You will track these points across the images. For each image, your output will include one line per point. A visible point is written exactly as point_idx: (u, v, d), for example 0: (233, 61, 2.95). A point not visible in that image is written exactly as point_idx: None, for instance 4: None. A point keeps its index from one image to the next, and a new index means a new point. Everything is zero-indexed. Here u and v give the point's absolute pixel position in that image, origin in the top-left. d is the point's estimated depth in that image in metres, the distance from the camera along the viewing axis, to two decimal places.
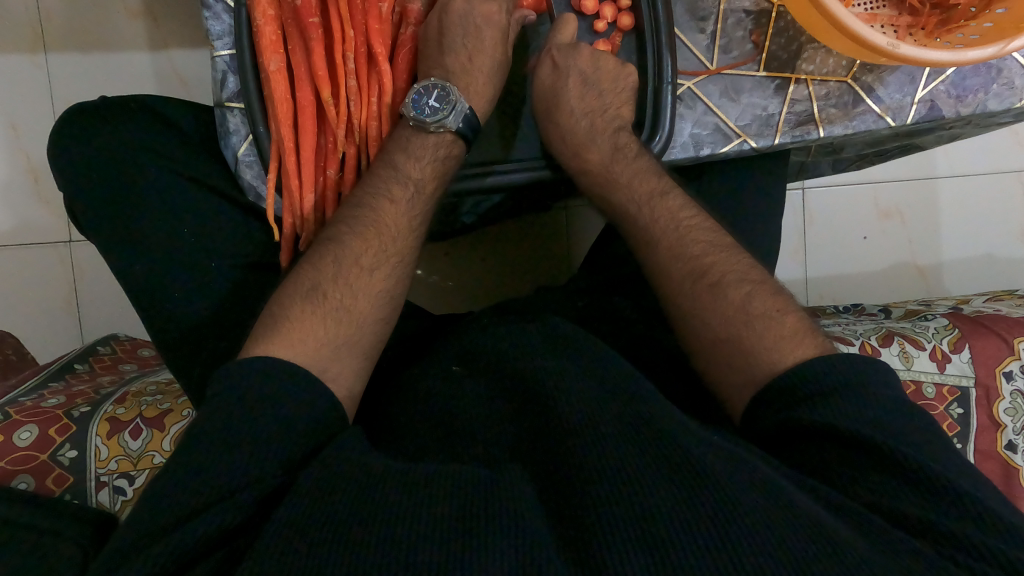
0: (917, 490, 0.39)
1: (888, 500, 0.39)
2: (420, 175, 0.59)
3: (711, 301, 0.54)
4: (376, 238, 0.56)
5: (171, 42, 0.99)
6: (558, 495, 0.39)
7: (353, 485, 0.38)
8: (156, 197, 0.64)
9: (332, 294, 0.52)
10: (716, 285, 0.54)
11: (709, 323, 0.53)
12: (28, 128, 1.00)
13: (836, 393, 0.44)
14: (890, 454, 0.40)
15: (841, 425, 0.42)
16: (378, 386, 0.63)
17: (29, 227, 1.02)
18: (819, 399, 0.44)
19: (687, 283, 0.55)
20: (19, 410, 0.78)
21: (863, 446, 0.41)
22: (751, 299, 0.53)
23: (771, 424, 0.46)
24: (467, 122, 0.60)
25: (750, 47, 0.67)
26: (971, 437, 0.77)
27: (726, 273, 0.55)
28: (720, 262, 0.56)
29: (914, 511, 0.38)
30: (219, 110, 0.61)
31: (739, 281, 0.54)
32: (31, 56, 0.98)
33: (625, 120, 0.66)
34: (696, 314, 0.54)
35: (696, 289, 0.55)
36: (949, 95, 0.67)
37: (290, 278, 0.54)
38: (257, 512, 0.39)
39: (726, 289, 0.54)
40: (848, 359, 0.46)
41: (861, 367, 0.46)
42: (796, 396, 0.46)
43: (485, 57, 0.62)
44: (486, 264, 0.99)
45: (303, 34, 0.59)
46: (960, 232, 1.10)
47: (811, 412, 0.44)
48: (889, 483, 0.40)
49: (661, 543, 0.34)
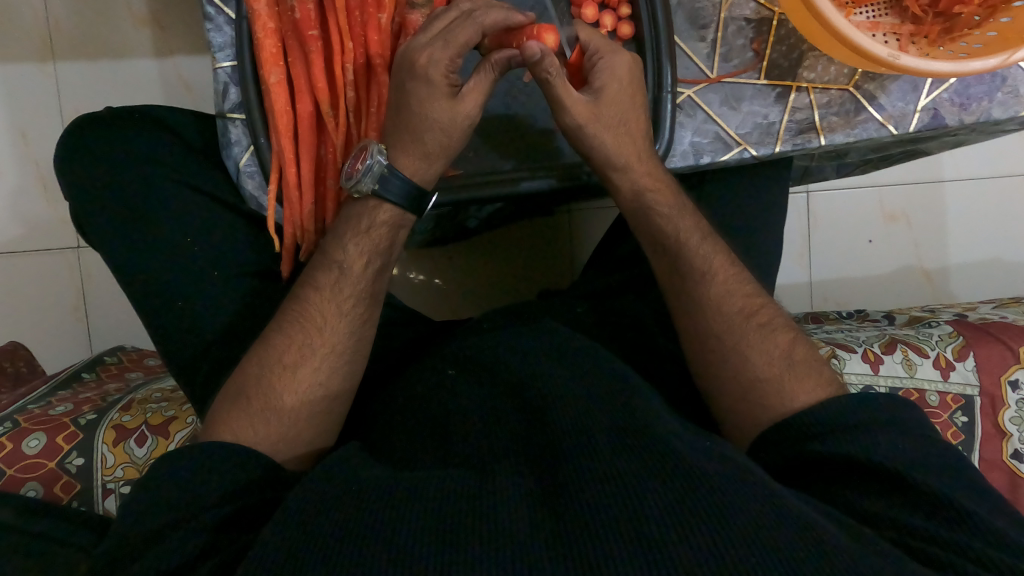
0: (933, 512, 0.43)
1: (902, 520, 0.43)
2: (345, 255, 0.57)
3: (760, 338, 0.55)
4: (301, 331, 0.55)
5: (177, 49, 1.00)
6: (548, 496, 0.39)
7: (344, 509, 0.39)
8: (157, 207, 0.65)
9: (255, 397, 0.53)
10: (765, 327, 0.56)
11: (750, 361, 0.54)
12: (38, 135, 1.01)
13: (849, 430, 0.47)
14: (909, 483, 0.44)
15: (870, 457, 0.45)
16: (368, 394, 0.65)
17: (40, 234, 1.04)
18: (841, 433, 0.47)
19: (739, 320, 0.56)
20: (28, 417, 0.79)
21: (889, 476, 0.44)
22: (795, 344, 0.56)
23: (789, 454, 0.48)
24: (391, 185, 0.56)
25: (750, 55, 0.66)
26: (976, 446, 0.76)
27: (773, 317, 0.57)
28: (767, 307, 0.58)
29: (923, 528, 0.42)
30: (221, 121, 0.62)
31: (787, 326, 0.57)
32: (40, 65, 0.99)
33: (627, 145, 0.59)
34: (737, 349, 0.55)
35: (746, 329, 0.56)
36: (952, 104, 0.67)
37: (230, 379, 0.56)
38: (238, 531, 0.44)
39: (775, 331, 0.56)
40: (869, 402, 0.49)
41: (877, 402, 0.49)
42: (802, 435, 0.48)
43: (427, 119, 0.55)
44: (490, 269, 0.99)
45: (302, 47, 0.59)
46: (967, 236, 1.09)
47: (830, 447, 0.46)
48: (906, 509, 0.43)
49: (655, 539, 0.35)
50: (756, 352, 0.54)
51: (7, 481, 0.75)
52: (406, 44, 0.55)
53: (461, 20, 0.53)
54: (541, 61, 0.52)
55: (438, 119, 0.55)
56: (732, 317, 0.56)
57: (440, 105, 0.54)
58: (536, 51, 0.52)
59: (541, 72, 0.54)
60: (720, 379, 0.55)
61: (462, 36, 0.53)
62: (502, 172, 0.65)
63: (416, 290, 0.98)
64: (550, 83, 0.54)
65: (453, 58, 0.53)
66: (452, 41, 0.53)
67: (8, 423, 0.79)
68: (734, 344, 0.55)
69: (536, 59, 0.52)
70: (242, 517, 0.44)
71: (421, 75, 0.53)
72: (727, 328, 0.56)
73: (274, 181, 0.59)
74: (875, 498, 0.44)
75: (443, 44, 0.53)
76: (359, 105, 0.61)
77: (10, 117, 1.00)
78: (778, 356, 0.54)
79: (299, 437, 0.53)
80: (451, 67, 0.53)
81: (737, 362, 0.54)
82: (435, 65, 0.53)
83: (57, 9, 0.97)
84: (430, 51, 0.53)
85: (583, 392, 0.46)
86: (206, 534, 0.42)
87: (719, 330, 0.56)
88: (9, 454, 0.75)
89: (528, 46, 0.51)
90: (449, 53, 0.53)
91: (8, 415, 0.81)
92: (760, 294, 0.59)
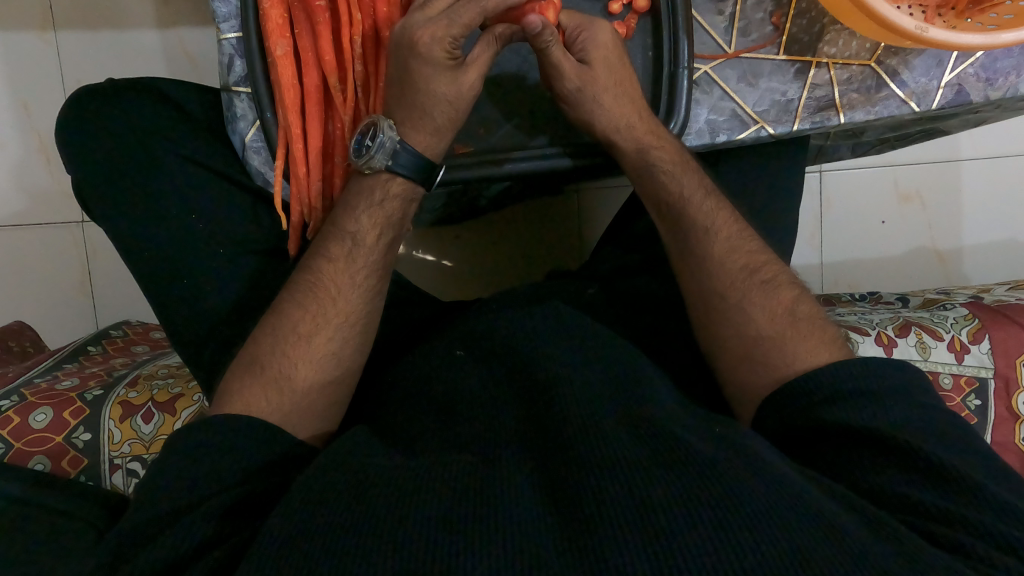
0: (940, 488, 0.41)
1: (908, 492, 0.41)
2: (357, 226, 0.56)
3: (768, 300, 0.54)
4: (314, 302, 0.54)
5: (180, 20, 0.97)
6: (554, 482, 0.39)
7: (346, 497, 0.38)
8: (160, 181, 0.64)
9: (271, 365, 0.52)
10: (767, 283, 0.55)
11: (758, 328, 0.53)
12: (40, 107, 0.99)
13: (852, 397, 0.46)
14: (917, 457, 0.42)
15: (878, 429, 0.43)
16: (375, 369, 0.65)
17: (42, 208, 1.03)
18: (852, 399, 0.46)
19: (742, 276, 0.55)
20: (35, 391, 0.79)
21: (897, 449, 0.43)
22: (799, 301, 0.54)
23: (792, 424, 0.47)
24: (402, 159, 0.55)
25: (770, 29, 0.64)
26: (989, 429, 0.76)
27: (778, 273, 0.56)
28: (771, 264, 0.57)
29: (930, 501, 0.41)
30: (226, 94, 0.61)
31: (789, 282, 0.56)
32: (41, 34, 0.97)
33: (628, 123, 0.60)
34: (740, 306, 0.54)
35: (748, 285, 0.55)
36: (978, 79, 0.65)
37: (242, 350, 0.55)
38: (237, 520, 0.42)
39: (778, 287, 0.55)
40: (880, 365, 0.47)
41: (882, 365, 0.47)
42: (805, 406, 0.47)
43: (433, 94, 0.54)
44: (499, 248, 0.98)
45: (309, 18, 0.57)
46: (984, 216, 1.08)
47: (837, 417, 0.45)
48: (914, 482, 0.42)
49: (660, 535, 0.34)
50: (758, 307, 0.54)
51: (16, 454, 0.74)
52: (403, 22, 0.53)
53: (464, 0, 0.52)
54: (542, 34, 0.53)
55: (444, 93, 0.55)
56: (735, 273, 0.55)
57: (445, 80, 0.54)
58: (538, 23, 0.52)
59: (542, 43, 0.54)
60: (730, 362, 0.53)
61: (464, 20, 0.52)
62: (513, 154, 0.63)
63: (424, 270, 0.97)
64: (548, 52, 0.55)
65: (456, 36, 0.52)
66: (457, 21, 0.51)
67: (15, 396, 0.78)
68: (739, 301, 0.54)
69: (538, 32, 0.53)
70: (250, 504, 0.44)
71: (423, 54, 0.52)
72: (729, 285, 0.55)
73: (280, 156, 0.58)
74: (883, 472, 0.43)
75: (447, 23, 0.51)
76: (367, 78, 0.60)
77: (12, 88, 0.98)
78: (780, 313, 0.53)
79: (310, 413, 0.52)
80: (454, 44, 0.53)
81: (740, 319, 0.54)
82: (438, 42, 0.52)
83: None
84: (432, 29, 0.51)
85: (590, 377, 0.46)
86: (214, 523, 0.42)
87: (723, 288, 0.55)
88: (16, 428, 0.75)
89: (531, 21, 0.52)
90: (453, 32, 0.52)
91: (14, 389, 0.80)
92: (762, 250, 0.58)
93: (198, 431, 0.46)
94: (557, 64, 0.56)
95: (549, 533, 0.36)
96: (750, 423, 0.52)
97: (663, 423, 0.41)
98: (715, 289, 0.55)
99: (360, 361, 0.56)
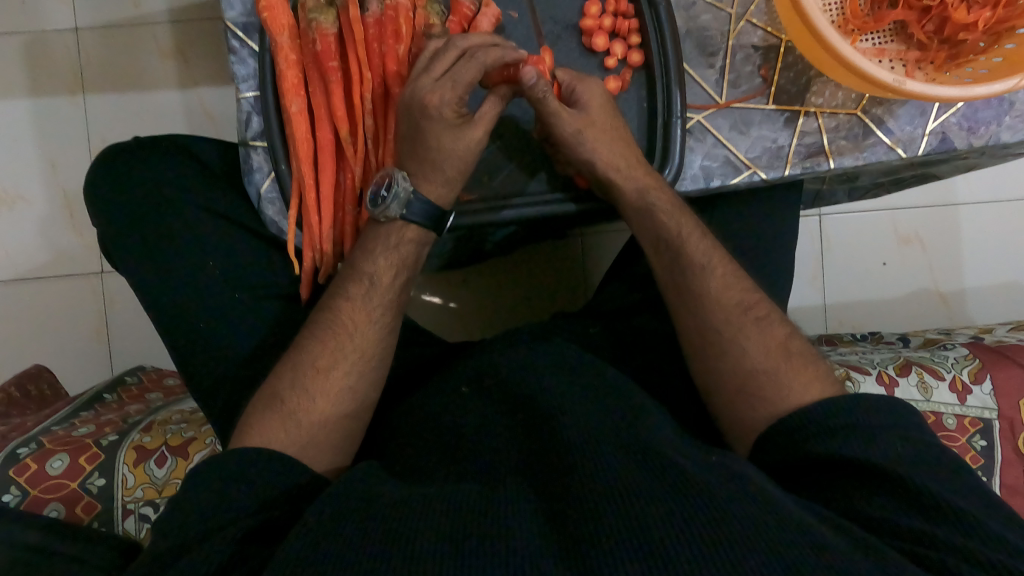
0: (931, 515, 0.42)
1: (903, 521, 0.42)
2: (375, 267, 0.58)
3: (762, 336, 0.55)
4: (333, 338, 0.56)
5: (199, 80, 1.03)
6: (561, 501, 0.40)
7: (352, 520, 0.39)
8: (178, 228, 0.67)
9: (290, 399, 0.54)
10: (760, 318, 0.56)
11: (753, 364, 0.54)
12: (66, 164, 1.04)
13: (845, 431, 0.47)
14: (909, 484, 0.43)
15: (873, 459, 0.45)
16: (387, 405, 0.66)
17: (65, 261, 1.06)
18: (844, 429, 0.47)
19: (736, 312, 0.56)
20: (52, 439, 0.81)
21: (890, 478, 0.44)
22: (792, 338, 0.56)
23: (789, 453, 0.48)
24: (415, 208, 0.58)
25: (759, 81, 0.68)
26: (996, 471, 0.75)
27: (770, 309, 0.57)
28: (764, 300, 0.58)
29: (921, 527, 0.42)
30: (243, 149, 0.64)
31: (783, 319, 0.57)
32: (70, 97, 1.03)
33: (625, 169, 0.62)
34: (736, 342, 0.55)
35: (742, 318, 0.56)
36: (961, 128, 0.67)
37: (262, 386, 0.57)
38: (247, 543, 0.44)
39: (771, 323, 0.56)
40: (872, 399, 0.48)
41: (876, 401, 0.48)
42: (796, 438, 0.48)
43: (445, 151, 0.58)
44: (504, 290, 1.00)
45: (322, 77, 0.61)
46: (983, 259, 1.09)
47: (827, 447, 0.46)
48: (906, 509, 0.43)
49: (661, 555, 0.35)
50: (753, 342, 0.55)
51: (31, 502, 0.76)
52: (410, 88, 0.57)
53: (463, 60, 0.57)
54: (536, 86, 0.58)
55: (455, 148, 0.58)
56: (729, 309, 0.57)
57: (455, 137, 0.58)
58: (534, 75, 0.57)
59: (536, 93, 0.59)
60: (727, 398, 0.54)
61: (468, 77, 0.56)
62: (514, 200, 0.66)
63: (431, 312, 0.99)
64: (544, 101, 0.59)
65: (462, 95, 0.57)
66: (460, 81, 0.56)
67: (33, 444, 0.80)
68: (734, 338, 0.55)
69: (533, 84, 0.58)
70: (265, 529, 0.45)
71: (435, 116, 0.56)
72: (724, 323, 0.56)
73: (294, 206, 0.61)
74: (878, 501, 0.44)
75: (452, 84, 0.56)
76: (377, 132, 0.63)
77: (41, 146, 1.04)
78: (774, 348, 0.54)
79: (326, 445, 0.53)
80: (460, 102, 0.57)
81: (734, 351, 0.55)
82: (446, 104, 0.56)
83: (88, 44, 1.02)
84: (441, 92, 0.56)
85: (591, 408, 0.47)
86: (231, 547, 0.43)
87: (720, 325, 0.56)
88: (33, 476, 0.77)
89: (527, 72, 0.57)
90: (459, 91, 0.56)
91: (33, 436, 0.82)
92: (756, 288, 0.59)
93: (214, 467, 0.48)
94: (556, 113, 0.60)
95: (558, 557, 0.36)
96: (750, 453, 0.52)
97: (662, 453, 0.42)
98: (710, 327, 0.57)
99: (374, 398, 0.57)
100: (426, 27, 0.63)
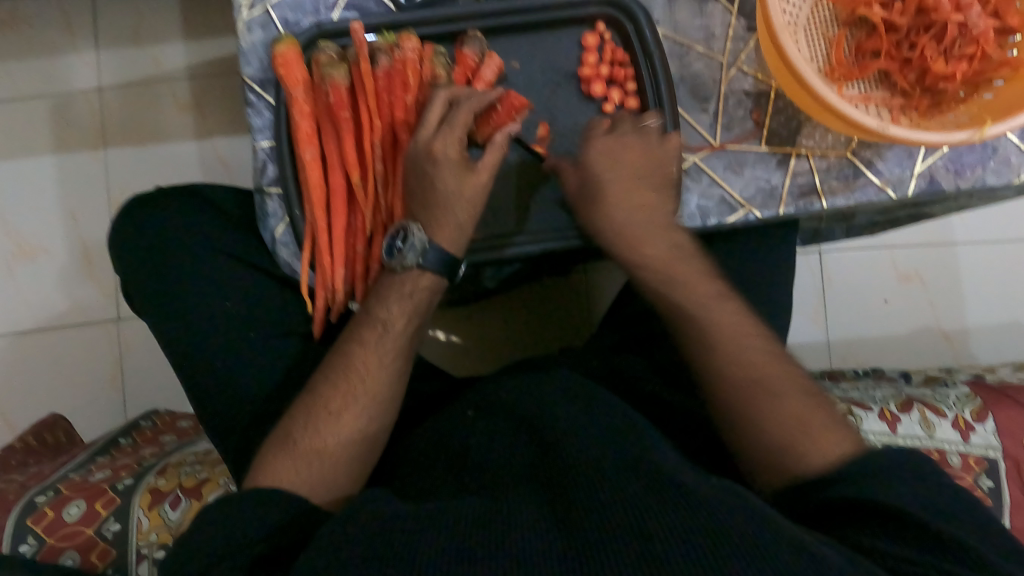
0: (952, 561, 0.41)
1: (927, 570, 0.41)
2: (389, 313, 0.60)
3: None
4: (346, 381, 0.58)
5: (215, 130, 1.07)
6: (566, 518, 0.40)
7: (358, 539, 0.40)
8: (195, 271, 0.70)
9: (303, 438, 0.55)
10: None
11: None
12: (87, 216, 1.08)
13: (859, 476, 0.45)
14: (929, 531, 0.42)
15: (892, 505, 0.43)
16: (396, 435, 0.67)
17: (83, 312, 1.09)
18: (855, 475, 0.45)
19: None
20: (69, 486, 0.82)
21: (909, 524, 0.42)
22: None
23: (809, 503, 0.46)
24: (431, 258, 0.60)
25: (751, 125, 0.71)
26: (1006, 512, 0.75)
27: None
28: None
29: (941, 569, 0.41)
30: (259, 195, 0.67)
31: None
32: (92, 152, 1.07)
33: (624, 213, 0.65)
34: None
35: None
36: (948, 170, 0.70)
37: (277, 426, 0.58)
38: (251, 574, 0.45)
39: None
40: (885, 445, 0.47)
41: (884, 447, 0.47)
42: (805, 489, 0.47)
43: (456, 194, 0.61)
44: (508, 325, 1.02)
45: (335, 127, 0.65)
46: (984, 298, 1.10)
47: (840, 490, 0.45)
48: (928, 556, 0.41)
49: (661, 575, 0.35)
50: None
51: (46, 551, 0.77)
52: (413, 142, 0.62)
53: (453, 106, 0.62)
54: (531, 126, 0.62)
55: (466, 191, 0.61)
56: None
57: (464, 178, 0.61)
58: None
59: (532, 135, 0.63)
60: None
61: (462, 118, 0.61)
62: (516, 238, 0.69)
63: (436, 349, 1.01)
64: None
65: (460, 136, 0.61)
66: (455, 124, 0.61)
67: (50, 491, 0.82)
68: None
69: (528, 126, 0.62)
70: (270, 559, 0.46)
71: (441, 159, 0.60)
72: None
73: (307, 248, 0.64)
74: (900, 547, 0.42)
75: (450, 128, 0.61)
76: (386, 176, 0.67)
77: (64, 200, 1.08)
78: None
79: (337, 481, 0.54)
80: (461, 145, 0.61)
81: None
82: (449, 146, 0.61)
83: (110, 101, 1.07)
84: (443, 137, 0.61)
85: (594, 431, 0.48)
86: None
87: None
88: (50, 523, 0.78)
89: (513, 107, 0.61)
90: (456, 133, 0.61)
91: (50, 484, 0.84)
92: None
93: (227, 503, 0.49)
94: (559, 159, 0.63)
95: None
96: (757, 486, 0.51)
97: (666, 471, 0.43)
98: None
99: (383, 435, 0.58)
100: (432, 76, 0.66)
